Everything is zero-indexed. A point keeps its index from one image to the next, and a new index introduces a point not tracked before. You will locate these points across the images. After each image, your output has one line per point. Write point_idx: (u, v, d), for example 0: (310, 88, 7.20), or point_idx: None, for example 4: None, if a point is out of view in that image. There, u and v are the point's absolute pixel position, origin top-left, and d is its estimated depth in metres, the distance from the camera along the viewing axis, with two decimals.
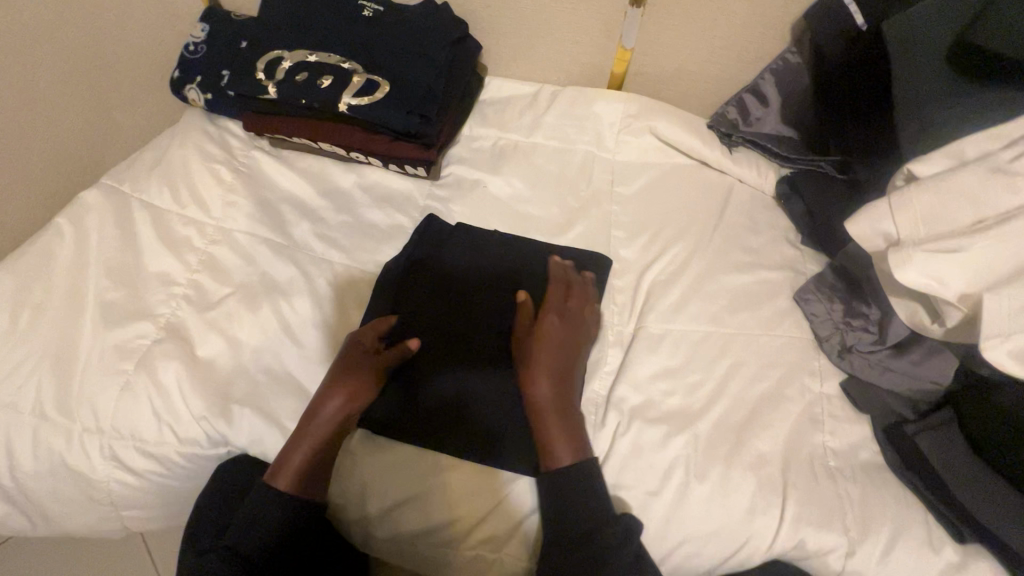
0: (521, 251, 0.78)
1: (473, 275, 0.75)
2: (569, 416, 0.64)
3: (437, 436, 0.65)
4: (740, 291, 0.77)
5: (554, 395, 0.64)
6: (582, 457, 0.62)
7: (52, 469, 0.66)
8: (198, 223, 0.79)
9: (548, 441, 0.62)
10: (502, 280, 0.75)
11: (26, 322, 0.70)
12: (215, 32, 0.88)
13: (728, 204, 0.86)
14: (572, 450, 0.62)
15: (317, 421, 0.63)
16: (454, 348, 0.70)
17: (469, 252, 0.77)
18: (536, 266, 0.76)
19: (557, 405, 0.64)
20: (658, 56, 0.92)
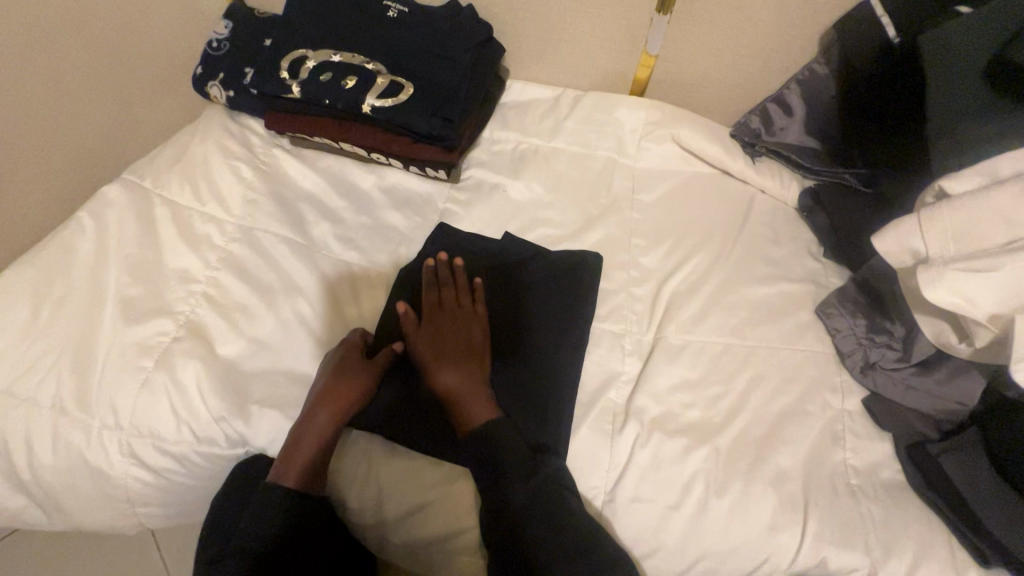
0: (533, 261, 0.77)
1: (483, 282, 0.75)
2: (469, 382, 0.66)
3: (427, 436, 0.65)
4: (761, 303, 0.76)
5: (452, 372, 0.66)
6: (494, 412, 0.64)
7: (70, 464, 0.66)
8: (218, 221, 0.79)
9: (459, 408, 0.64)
10: (513, 291, 0.74)
11: (47, 315, 0.70)
12: (238, 29, 0.89)
13: (749, 214, 0.85)
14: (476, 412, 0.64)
15: (312, 427, 0.64)
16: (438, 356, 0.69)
17: (484, 259, 0.77)
18: (547, 270, 0.76)
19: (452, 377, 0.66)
20: (682, 64, 0.91)
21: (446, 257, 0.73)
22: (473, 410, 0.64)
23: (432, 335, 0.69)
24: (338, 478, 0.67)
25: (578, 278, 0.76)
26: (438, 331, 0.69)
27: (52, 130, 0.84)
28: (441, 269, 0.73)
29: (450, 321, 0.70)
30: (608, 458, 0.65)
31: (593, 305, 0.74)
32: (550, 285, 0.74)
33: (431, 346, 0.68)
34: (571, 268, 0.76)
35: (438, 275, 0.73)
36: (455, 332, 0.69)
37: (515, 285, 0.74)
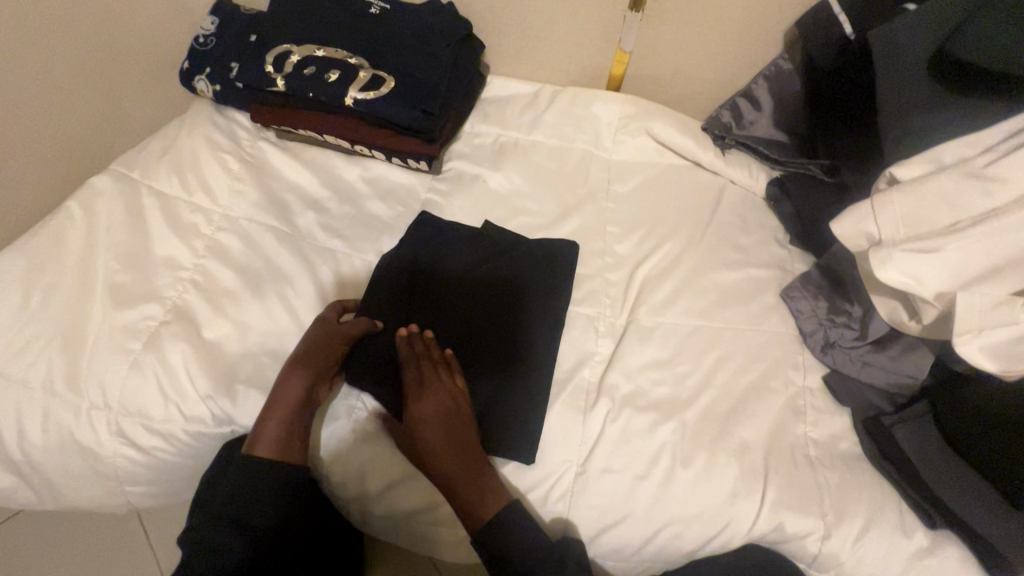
0: (512, 249, 0.79)
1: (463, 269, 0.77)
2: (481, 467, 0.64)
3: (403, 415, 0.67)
4: (729, 287, 0.80)
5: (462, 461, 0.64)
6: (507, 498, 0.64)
7: (60, 443, 0.68)
8: (204, 210, 0.81)
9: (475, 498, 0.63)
10: (491, 279, 0.76)
11: (37, 301, 0.72)
12: (224, 25, 0.91)
13: (719, 203, 0.89)
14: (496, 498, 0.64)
15: (289, 388, 0.66)
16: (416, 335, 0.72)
17: (465, 245, 0.79)
18: (527, 255, 0.79)
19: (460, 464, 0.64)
20: (656, 60, 0.95)
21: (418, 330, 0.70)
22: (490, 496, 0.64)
23: (429, 422, 0.64)
24: (322, 456, 0.69)
25: (553, 263, 0.79)
26: (435, 412, 0.64)
27: (41, 123, 0.85)
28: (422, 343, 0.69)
29: (442, 402, 0.65)
30: (581, 433, 0.68)
31: (568, 289, 0.77)
32: (528, 273, 0.77)
33: (436, 433, 0.64)
34: (550, 254, 0.79)
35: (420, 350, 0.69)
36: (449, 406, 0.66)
37: (494, 270, 0.77)
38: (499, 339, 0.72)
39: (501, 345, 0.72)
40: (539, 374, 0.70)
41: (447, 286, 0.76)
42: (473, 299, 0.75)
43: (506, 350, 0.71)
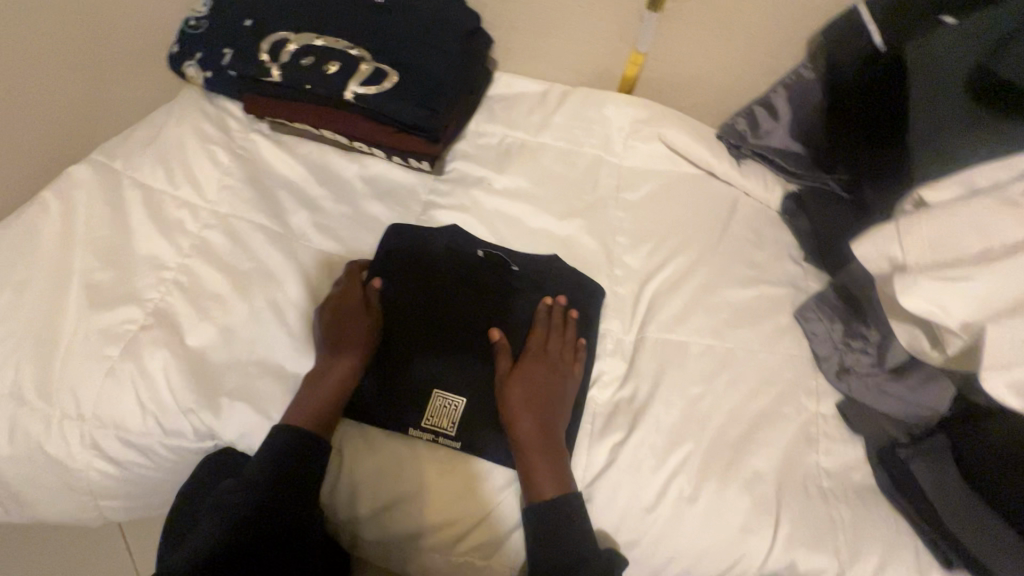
0: (511, 270, 0.75)
1: (484, 273, 0.74)
2: (544, 448, 0.62)
3: (402, 415, 0.65)
4: (741, 305, 0.77)
5: (536, 442, 0.62)
6: (560, 490, 0.60)
7: (28, 455, 0.63)
8: (192, 206, 0.77)
9: (530, 474, 0.61)
10: (488, 289, 0.72)
11: (8, 299, 0.67)
12: (217, 8, 0.86)
13: (732, 216, 0.86)
14: (556, 483, 0.60)
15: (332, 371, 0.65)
16: (401, 337, 0.69)
17: (480, 253, 0.76)
18: (556, 274, 0.75)
19: (538, 437, 0.62)
20: (671, 63, 0.90)
21: (566, 308, 0.72)
22: (547, 484, 0.60)
23: (521, 396, 0.64)
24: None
25: (564, 290, 0.74)
26: (531, 386, 0.65)
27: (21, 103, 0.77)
28: (556, 311, 0.71)
29: (540, 383, 0.65)
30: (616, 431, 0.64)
31: (590, 308, 0.74)
32: (530, 290, 0.73)
33: (523, 412, 0.63)
34: (571, 279, 0.75)
35: (552, 315, 0.71)
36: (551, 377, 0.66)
37: (523, 277, 0.75)
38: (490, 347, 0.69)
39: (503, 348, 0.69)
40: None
41: (441, 290, 0.71)
42: (469, 299, 0.71)
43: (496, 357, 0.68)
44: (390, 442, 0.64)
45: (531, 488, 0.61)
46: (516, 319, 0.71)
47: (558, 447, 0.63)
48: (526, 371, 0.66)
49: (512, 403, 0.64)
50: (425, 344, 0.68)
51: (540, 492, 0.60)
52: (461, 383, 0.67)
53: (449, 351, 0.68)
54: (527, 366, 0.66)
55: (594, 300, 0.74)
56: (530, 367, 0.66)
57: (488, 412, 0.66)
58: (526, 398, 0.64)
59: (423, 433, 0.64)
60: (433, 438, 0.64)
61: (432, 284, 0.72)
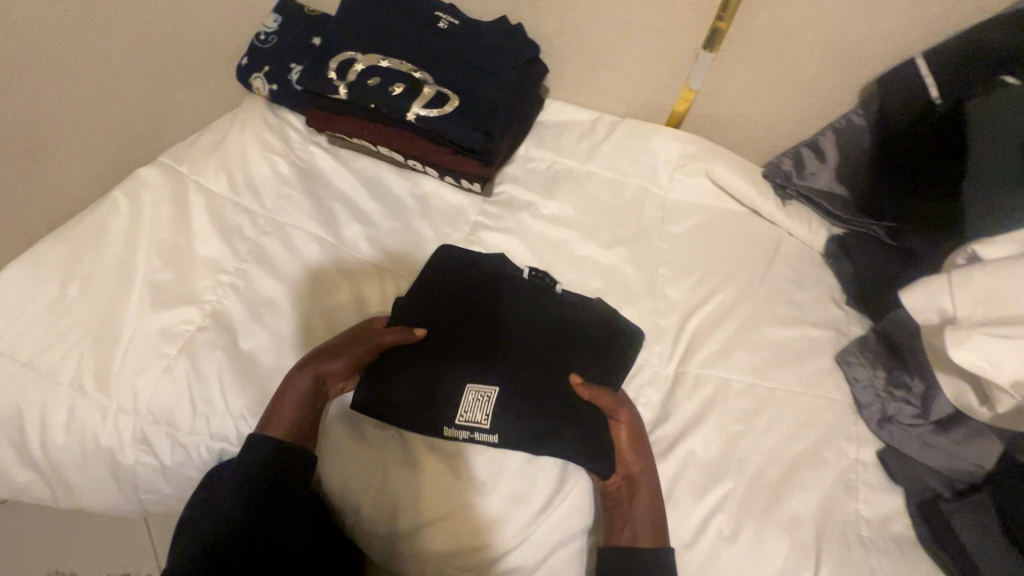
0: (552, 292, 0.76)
1: (523, 287, 0.76)
2: (651, 500, 0.63)
3: (424, 420, 0.66)
4: (782, 345, 0.77)
5: (646, 494, 0.63)
6: (657, 541, 0.61)
7: (81, 445, 0.65)
8: (250, 213, 0.80)
9: (631, 521, 0.62)
10: (537, 308, 0.75)
11: (74, 292, 0.70)
12: (286, 25, 0.89)
13: (775, 254, 0.86)
14: (651, 533, 0.61)
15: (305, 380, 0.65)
16: (441, 341, 0.71)
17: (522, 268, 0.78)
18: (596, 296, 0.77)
19: (644, 484, 0.64)
20: (722, 101, 0.92)
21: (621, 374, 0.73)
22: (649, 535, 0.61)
23: (631, 447, 0.66)
24: (331, 472, 0.66)
25: (607, 314, 0.75)
26: (633, 438, 0.67)
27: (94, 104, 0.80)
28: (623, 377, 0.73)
29: (641, 439, 0.67)
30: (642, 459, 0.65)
31: (633, 327, 0.75)
32: (570, 312, 0.75)
33: (634, 461, 0.65)
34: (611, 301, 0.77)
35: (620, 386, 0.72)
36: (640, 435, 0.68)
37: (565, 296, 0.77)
38: (528, 358, 0.70)
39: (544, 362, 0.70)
40: (559, 393, 0.68)
41: (486, 304, 0.74)
42: (513, 315, 0.73)
43: (535, 369, 0.70)
44: (428, 454, 0.66)
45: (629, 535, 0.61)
46: (556, 338, 0.72)
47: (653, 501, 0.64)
48: (630, 427, 0.67)
49: (628, 452, 0.65)
50: (469, 352, 0.70)
51: (642, 540, 0.61)
52: (501, 387, 0.68)
53: (490, 358, 0.70)
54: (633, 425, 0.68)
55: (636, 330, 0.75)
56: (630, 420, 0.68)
57: (521, 417, 0.66)
58: (637, 451, 0.66)
59: (458, 430, 0.65)
60: (469, 438, 0.65)
61: (466, 298, 0.74)
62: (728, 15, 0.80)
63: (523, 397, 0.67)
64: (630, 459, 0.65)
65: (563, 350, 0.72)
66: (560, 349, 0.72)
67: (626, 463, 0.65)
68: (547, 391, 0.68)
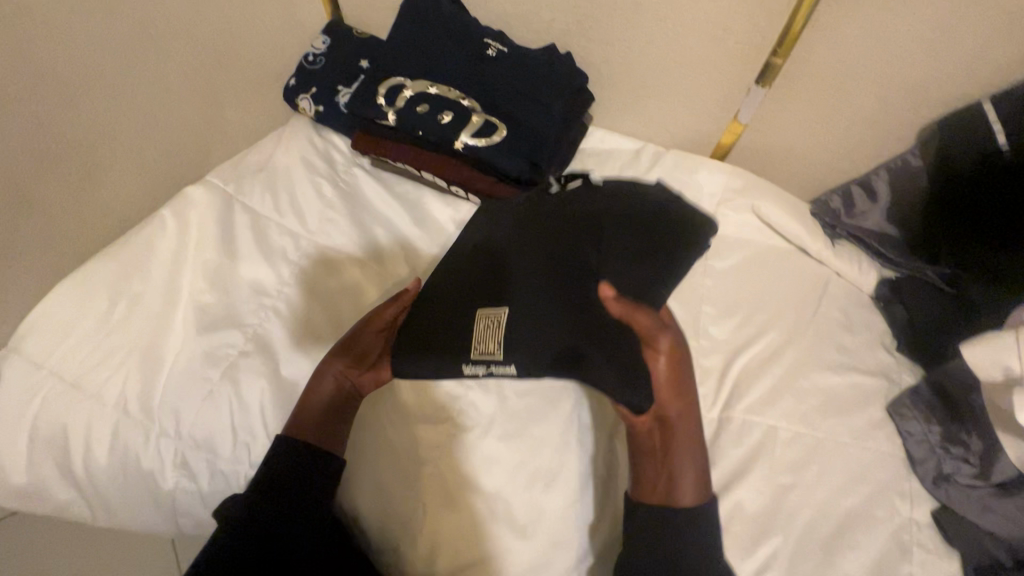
0: (596, 213, 0.74)
1: (551, 221, 0.76)
2: (694, 445, 0.64)
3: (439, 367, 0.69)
4: (833, 393, 0.74)
5: (686, 441, 0.64)
6: (702, 500, 0.63)
7: (123, 467, 0.65)
8: (293, 235, 0.80)
9: (675, 480, 0.63)
10: (567, 242, 0.73)
11: (121, 311, 0.70)
12: (336, 45, 0.89)
13: (824, 295, 0.84)
14: (694, 494, 0.63)
15: (325, 375, 0.69)
16: (460, 287, 0.74)
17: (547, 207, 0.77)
18: (619, 219, 0.73)
19: (683, 429, 0.65)
20: (771, 134, 0.90)
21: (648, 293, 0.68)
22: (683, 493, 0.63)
23: (667, 384, 0.64)
24: (368, 503, 0.67)
25: (654, 237, 0.72)
26: (670, 374, 0.65)
27: None
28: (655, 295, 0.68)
29: (679, 373, 0.65)
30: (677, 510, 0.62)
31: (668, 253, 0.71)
32: (611, 227, 0.72)
33: (669, 398, 0.64)
34: (640, 220, 0.73)
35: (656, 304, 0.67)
36: (681, 363, 0.65)
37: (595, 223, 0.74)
38: (558, 290, 0.69)
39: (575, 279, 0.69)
40: (582, 329, 0.66)
41: (515, 238, 0.76)
42: (546, 246, 0.73)
43: (565, 292, 0.69)
44: (465, 496, 0.65)
45: (675, 494, 0.63)
46: (596, 254, 0.71)
47: (694, 448, 0.64)
48: (667, 361, 0.65)
49: (661, 395, 0.64)
50: (500, 285, 0.72)
51: (686, 502, 0.63)
52: (513, 311, 0.69)
53: (512, 293, 0.71)
54: (673, 353, 0.65)
55: (683, 257, 0.72)
56: (669, 350, 0.65)
57: (542, 355, 0.66)
58: (673, 400, 0.64)
59: (475, 366, 0.68)
60: (489, 374, 0.67)
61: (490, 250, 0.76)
62: (783, 52, 0.78)
63: (545, 327, 0.67)
64: (665, 396, 0.64)
65: (603, 260, 0.70)
66: (597, 271, 0.69)
67: (661, 403, 0.64)
68: (575, 298, 0.68)
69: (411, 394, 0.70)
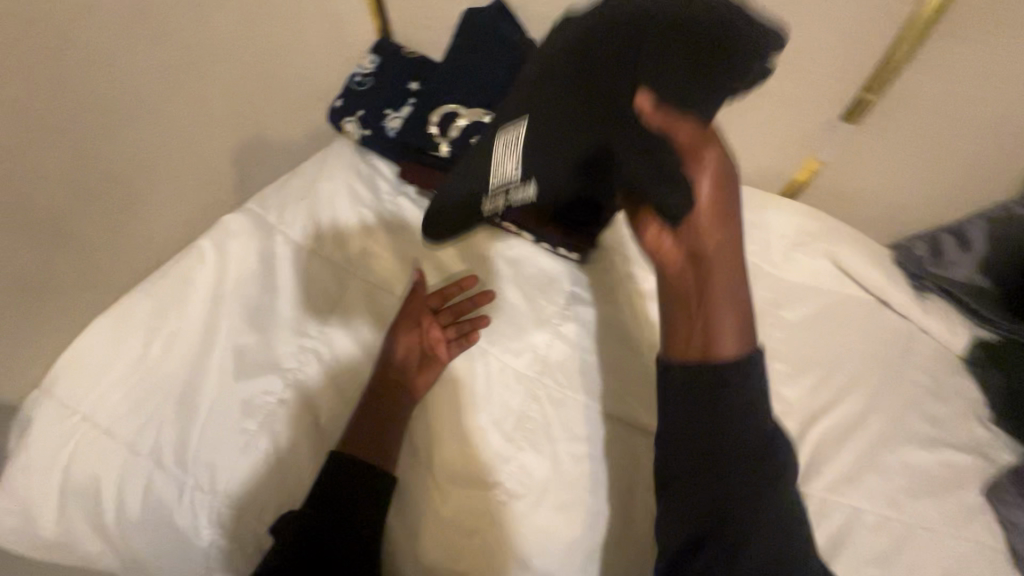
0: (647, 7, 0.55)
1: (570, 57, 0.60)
2: (733, 267, 0.58)
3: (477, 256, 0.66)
4: (923, 472, 0.67)
5: (728, 253, 0.57)
6: (750, 347, 0.57)
7: (156, 523, 0.61)
8: (336, 270, 0.75)
9: (713, 331, 0.57)
10: (583, 99, 0.59)
11: (157, 352, 0.66)
12: (386, 65, 0.85)
13: (909, 355, 0.76)
14: (739, 340, 0.56)
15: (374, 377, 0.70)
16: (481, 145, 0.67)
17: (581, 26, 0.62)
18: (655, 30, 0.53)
19: (727, 271, 0.58)
20: (852, 174, 0.82)
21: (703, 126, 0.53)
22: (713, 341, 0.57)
23: (709, 208, 0.56)
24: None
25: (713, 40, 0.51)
26: (711, 195, 0.56)
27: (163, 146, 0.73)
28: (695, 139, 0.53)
29: (724, 241, 0.57)
30: (752, 532, 0.53)
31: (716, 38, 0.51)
32: (647, 57, 0.53)
33: (714, 236, 0.57)
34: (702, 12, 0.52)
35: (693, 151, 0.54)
36: (728, 234, 0.57)
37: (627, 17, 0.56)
38: (590, 73, 0.58)
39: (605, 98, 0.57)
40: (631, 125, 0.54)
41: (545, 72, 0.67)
42: (555, 114, 0.61)
43: (597, 72, 0.57)
44: (510, 568, 0.61)
45: (709, 347, 0.57)
46: (629, 76, 0.54)
47: (738, 255, 0.58)
48: (706, 231, 0.57)
49: (702, 198, 0.55)
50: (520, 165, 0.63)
51: (723, 347, 0.56)
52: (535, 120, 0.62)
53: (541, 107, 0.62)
54: (717, 212, 0.56)
55: (749, 80, 0.53)
56: (712, 212, 0.56)
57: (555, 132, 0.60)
58: (716, 216, 0.56)
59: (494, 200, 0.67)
60: (509, 203, 0.66)
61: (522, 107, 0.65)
62: (878, 86, 0.71)
63: (570, 135, 0.60)
64: (702, 225, 0.56)
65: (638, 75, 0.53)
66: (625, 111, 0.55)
67: (699, 230, 0.57)
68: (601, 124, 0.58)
69: (461, 458, 0.65)
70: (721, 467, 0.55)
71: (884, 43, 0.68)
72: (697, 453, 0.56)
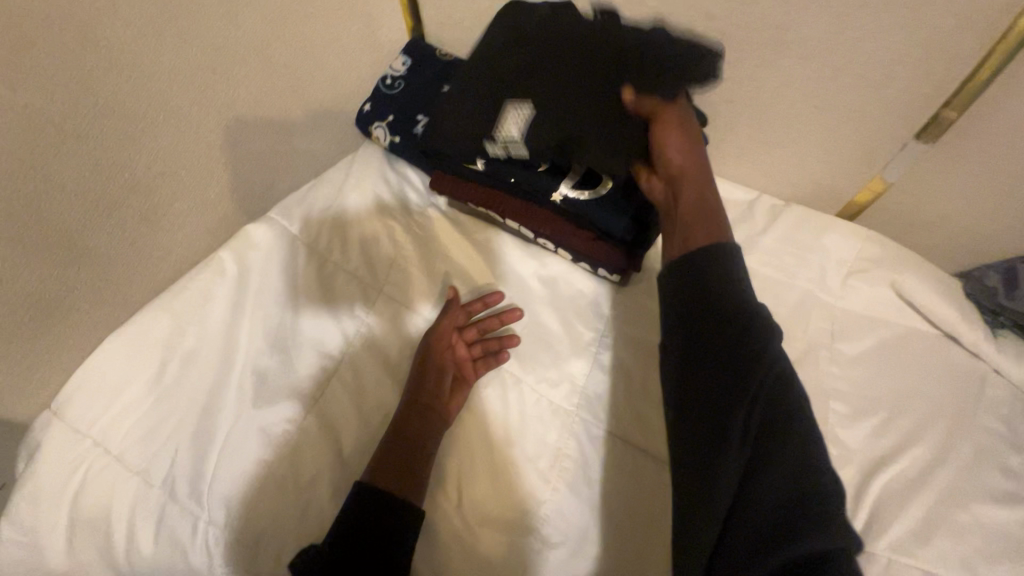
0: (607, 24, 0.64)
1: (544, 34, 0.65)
2: (706, 210, 0.61)
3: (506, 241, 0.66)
4: (997, 532, 0.61)
5: (691, 196, 0.62)
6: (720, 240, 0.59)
7: (169, 559, 0.59)
8: (361, 288, 0.70)
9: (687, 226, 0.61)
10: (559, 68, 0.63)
11: (173, 376, 0.64)
12: (417, 66, 0.80)
13: (982, 399, 0.69)
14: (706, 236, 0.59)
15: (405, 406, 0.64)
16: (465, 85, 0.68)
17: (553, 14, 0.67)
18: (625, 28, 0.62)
19: (693, 211, 0.62)
20: (919, 197, 0.75)
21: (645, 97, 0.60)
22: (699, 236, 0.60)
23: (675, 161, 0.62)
24: None
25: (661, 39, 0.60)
26: (679, 148, 0.61)
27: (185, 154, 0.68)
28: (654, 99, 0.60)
29: (694, 177, 0.63)
30: (771, 458, 0.50)
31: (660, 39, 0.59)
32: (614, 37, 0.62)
33: (686, 163, 0.62)
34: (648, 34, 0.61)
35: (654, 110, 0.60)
36: (695, 176, 0.63)
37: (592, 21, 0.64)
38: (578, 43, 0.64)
39: (605, 62, 0.61)
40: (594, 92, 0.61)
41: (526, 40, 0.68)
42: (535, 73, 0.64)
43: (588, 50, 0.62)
44: None
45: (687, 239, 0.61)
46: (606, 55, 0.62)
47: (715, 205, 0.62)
48: (671, 162, 0.62)
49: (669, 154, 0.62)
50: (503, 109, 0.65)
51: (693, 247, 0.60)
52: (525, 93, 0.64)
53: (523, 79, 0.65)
54: (686, 147, 0.62)
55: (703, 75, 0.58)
56: (675, 153, 0.62)
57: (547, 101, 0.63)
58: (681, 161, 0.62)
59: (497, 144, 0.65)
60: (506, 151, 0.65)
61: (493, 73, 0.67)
62: (959, 103, 0.63)
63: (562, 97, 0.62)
64: (673, 158, 0.62)
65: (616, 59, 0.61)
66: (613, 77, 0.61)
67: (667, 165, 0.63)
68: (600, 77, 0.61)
69: (492, 497, 0.62)
70: (734, 418, 0.52)
71: (968, 61, 0.60)
72: (700, 426, 0.54)
